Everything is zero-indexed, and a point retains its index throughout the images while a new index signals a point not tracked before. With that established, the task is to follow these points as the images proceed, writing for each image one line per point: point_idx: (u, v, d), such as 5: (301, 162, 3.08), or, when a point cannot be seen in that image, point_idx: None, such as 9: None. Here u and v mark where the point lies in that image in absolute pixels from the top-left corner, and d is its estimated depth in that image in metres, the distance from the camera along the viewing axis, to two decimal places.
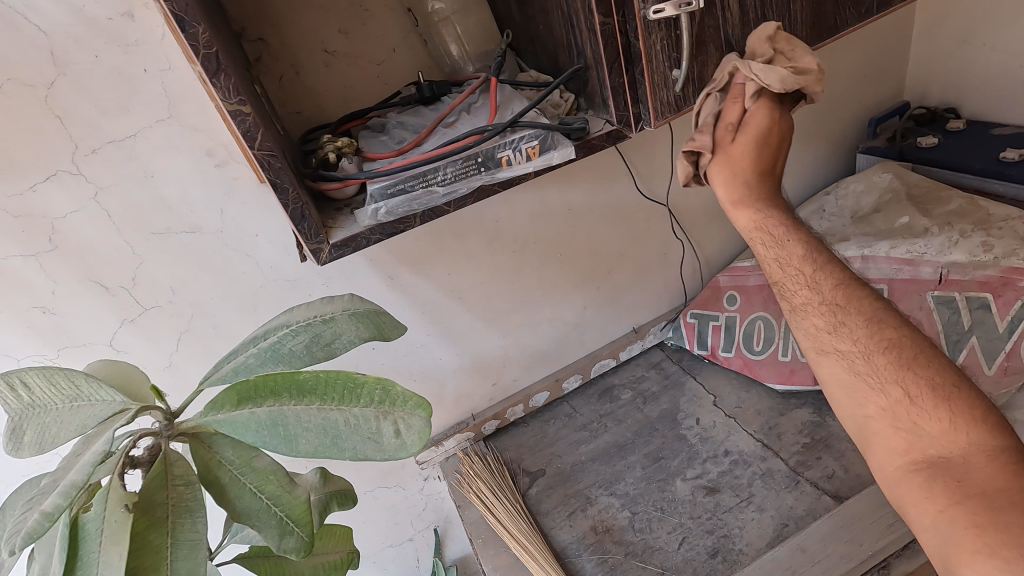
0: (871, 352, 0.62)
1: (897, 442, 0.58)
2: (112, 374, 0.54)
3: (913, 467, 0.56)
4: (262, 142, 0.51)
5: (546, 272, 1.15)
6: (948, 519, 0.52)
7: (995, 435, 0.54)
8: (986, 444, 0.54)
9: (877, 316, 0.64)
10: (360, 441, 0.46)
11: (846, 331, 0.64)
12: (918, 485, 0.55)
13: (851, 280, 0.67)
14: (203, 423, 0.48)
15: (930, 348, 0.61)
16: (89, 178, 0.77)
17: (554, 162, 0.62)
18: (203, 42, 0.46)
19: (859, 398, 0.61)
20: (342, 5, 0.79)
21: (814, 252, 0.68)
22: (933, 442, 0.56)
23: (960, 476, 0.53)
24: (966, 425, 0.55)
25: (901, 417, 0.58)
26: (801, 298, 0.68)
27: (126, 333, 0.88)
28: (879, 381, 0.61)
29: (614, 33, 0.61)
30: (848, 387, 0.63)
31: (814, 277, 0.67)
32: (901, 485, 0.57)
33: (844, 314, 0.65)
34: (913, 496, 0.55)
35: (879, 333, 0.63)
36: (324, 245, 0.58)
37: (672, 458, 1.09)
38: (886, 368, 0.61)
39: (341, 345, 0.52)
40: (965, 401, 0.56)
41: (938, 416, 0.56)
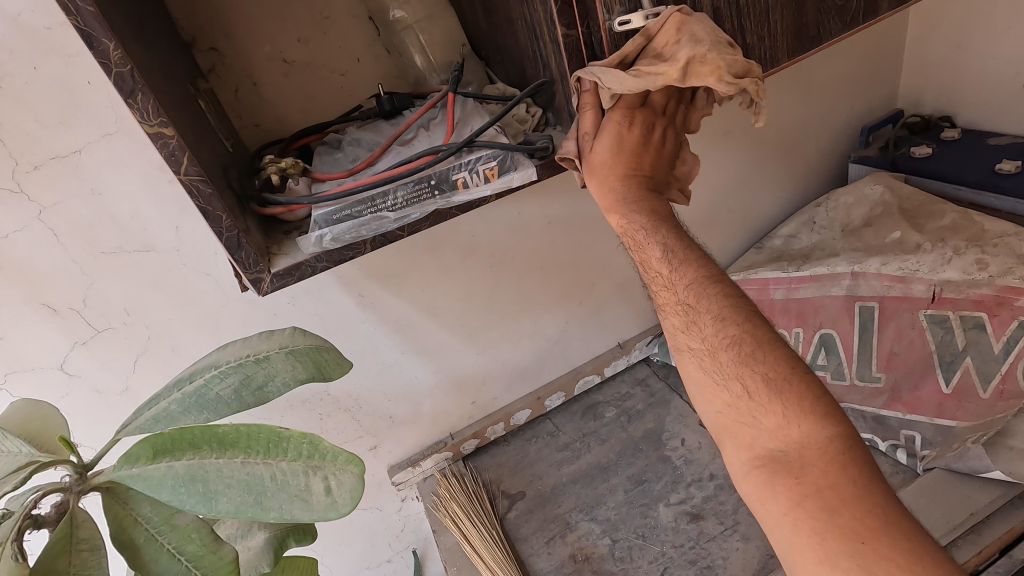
0: (716, 350, 0.60)
1: (743, 438, 0.56)
2: (27, 421, 0.50)
3: (756, 463, 0.54)
4: (188, 168, 0.47)
5: (525, 287, 1.11)
6: (790, 520, 0.50)
7: (826, 426, 0.52)
8: (819, 438, 0.52)
9: (724, 311, 0.60)
10: (287, 499, 0.42)
11: (696, 329, 0.62)
12: (766, 480, 0.53)
13: (705, 272, 0.63)
14: (115, 478, 0.43)
15: (771, 336, 0.58)
16: (32, 196, 0.73)
17: (514, 184, 0.58)
18: (115, 60, 0.42)
19: (709, 396, 0.60)
20: (300, 12, 0.74)
21: (673, 248, 0.63)
22: (772, 437, 0.54)
23: (798, 473, 0.51)
24: (799, 418, 0.53)
25: (743, 413, 0.57)
26: (662, 296, 0.65)
27: (78, 355, 0.84)
28: (722, 377, 0.59)
29: (578, 46, 0.56)
30: (701, 383, 0.61)
31: (672, 275, 0.64)
32: (748, 478, 0.55)
33: (694, 312, 0.62)
34: (760, 492, 0.53)
35: (725, 330, 0.60)
36: (264, 275, 0.54)
37: (656, 482, 1.05)
38: (728, 366, 0.58)
39: (274, 388, 0.47)
40: (798, 393, 0.54)
41: (774, 410, 0.54)
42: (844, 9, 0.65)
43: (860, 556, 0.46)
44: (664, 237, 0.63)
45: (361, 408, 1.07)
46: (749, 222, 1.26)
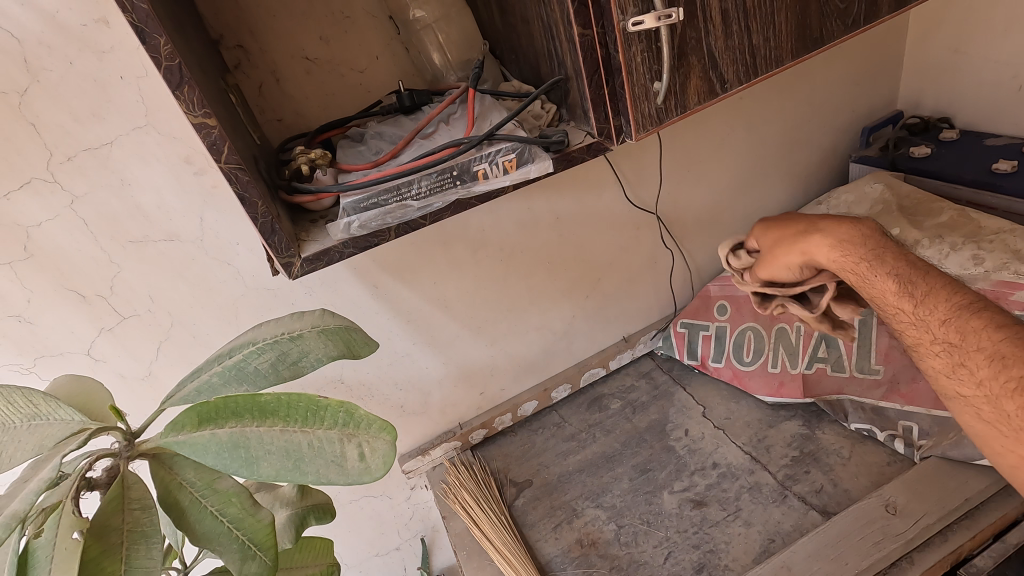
0: (999, 397, 0.58)
1: None
2: (74, 395, 0.54)
3: None
4: (228, 156, 0.50)
5: (533, 281, 1.14)
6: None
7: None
8: None
9: (1003, 351, 0.58)
10: (324, 464, 0.44)
11: (968, 371, 0.60)
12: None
13: (965, 306, 0.62)
14: (163, 444, 0.46)
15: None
16: (65, 186, 0.76)
17: (531, 175, 0.62)
18: (164, 54, 0.45)
19: (998, 445, 0.58)
20: (322, 12, 0.78)
21: (913, 282, 0.65)
22: None
23: None
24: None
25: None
26: (915, 333, 0.65)
27: (104, 341, 0.87)
28: (1012, 427, 0.56)
29: (593, 45, 0.60)
30: (988, 429, 0.59)
31: (919, 311, 0.65)
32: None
33: (962, 351, 0.61)
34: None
35: (1006, 373, 0.57)
36: (295, 259, 0.56)
37: (660, 470, 1.08)
38: (1018, 416, 0.56)
39: (309, 363, 0.50)
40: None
41: None
42: (847, 12, 0.68)
43: None
44: (898, 271, 0.66)
45: (373, 397, 1.09)
46: (750, 220, 1.30)
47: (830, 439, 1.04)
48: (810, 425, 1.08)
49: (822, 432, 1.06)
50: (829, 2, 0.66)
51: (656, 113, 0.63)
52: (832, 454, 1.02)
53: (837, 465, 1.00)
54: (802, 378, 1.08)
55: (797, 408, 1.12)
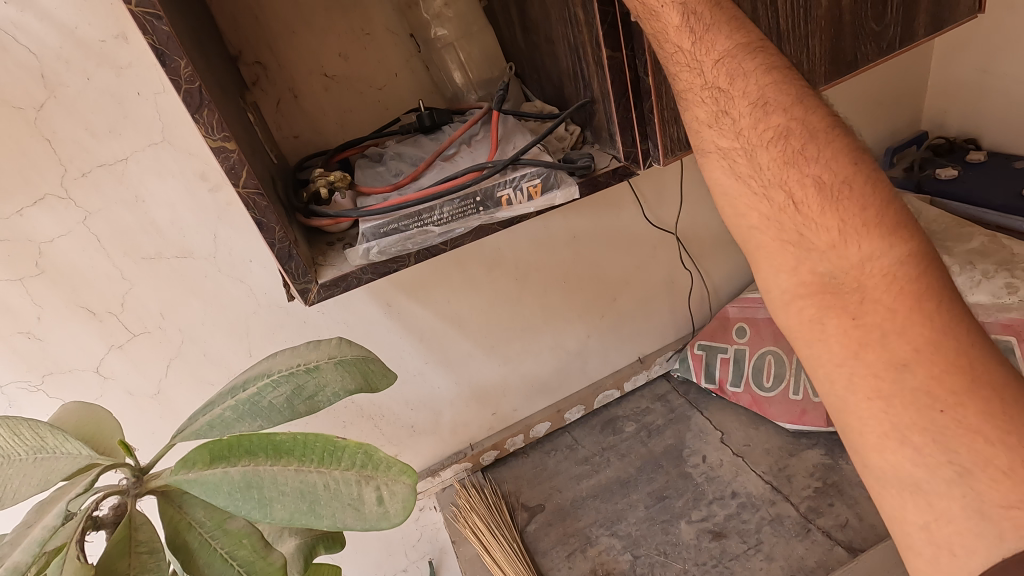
0: (754, 147, 0.51)
1: (785, 260, 0.50)
2: (83, 424, 0.52)
3: (807, 293, 0.49)
4: (247, 180, 0.49)
5: (548, 300, 1.12)
6: (849, 377, 0.46)
7: (892, 241, 0.46)
8: (883, 258, 0.46)
9: (765, 95, 0.51)
10: (340, 508, 0.42)
11: (730, 121, 0.53)
12: (867, 309, 0.46)
13: (741, 42, 0.53)
14: (173, 482, 0.44)
15: (826, 125, 0.50)
16: (79, 203, 0.75)
17: (557, 201, 0.60)
18: (184, 77, 0.44)
19: (742, 207, 0.52)
20: (342, 27, 0.76)
21: (697, 14, 0.52)
22: (826, 257, 0.48)
23: (854, 313, 0.46)
24: (859, 235, 0.47)
25: (787, 228, 0.50)
26: (687, 80, 0.54)
27: (114, 359, 0.86)
28: (762, 183, 0.51)
29: (622, 68, 0.58)
30: (730, 192, 0.54)
31: (697, 49, 0.53)
32: (831, 321, 0.47)
33: (727, 97, 0.53)
34: (854, 343, 0.46)
35: (767, 119, 0.51)
36: (311, 285, 0.55)
37: (677, 498, 1.05)
38: (771, 167, 0.50)
39: (325, 398, 0.48)
40: (893, 218, 0.47)
41: (826, 223, 0.48)
42: (881, 32, 0.66)
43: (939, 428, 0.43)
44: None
45: (383, 416, 1.07)
46: None
47: (854, 470, 1.01)
48: (834, 455, 1.05)
49: (846, 462, 1.03)
50: (864, 24, 0.64)
51: (686, 137, 0.61)
52: (856, 486, 0.99)
53: (863, 499, 0.97)
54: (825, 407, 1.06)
55: (819, 436, 1.08)
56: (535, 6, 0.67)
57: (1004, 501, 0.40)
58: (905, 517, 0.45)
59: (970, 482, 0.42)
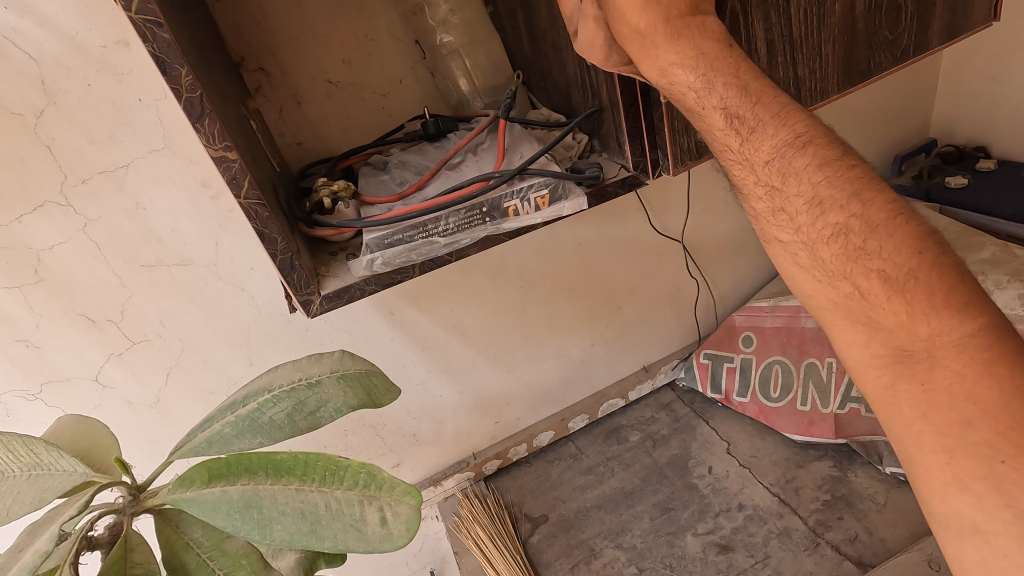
0: (814, 242, 0.47)
1: (856, 337, 0.45)
2: (79, 439, 0.51)
3: (880, 362, 0.44)
4: (248, 191, 0.48)
5: (553, 308, 1.10)
6: (917, 436, 0.41)
7: (963, 321, 0.41)
8: (954, 336, 0.41)
9: (821, 191, 0.46)
10: (342, 528, 0.41)
11: (786, 217, 0.49)
12: (933, 371, 0.41)
13: (792, 135, 0.49)
14: (169, 501, 0.42)
15: (889, 212, 0.45)
16: (78, 210, 0.74)
17: (564, 212, 0.58)
18: (185, 85, 0.43)
19: (808, 290, 0.48)
20: (346, 34, 0.75)
21: (741, 114, 0.49)
22: (897, 333, 0.43)
23: (924, 378, 0.41)
24: (928, 317, 0.41)
25: (853, 316, 0.45)
26: (739, 174, 0.52)
27: (112, 367, 0.84)
28: (825, 273, 0.46)
29: (631, 76, 0.57)
30: (797, 280, 0.49)
31: (746, 148, 0.50)
32: (891, 377, 0.43)
33: (783, 196, 0.48)
34: (918, 400, 0.41)
35: (824, 216, 0.46)
36: (314, 296, 0.53)
37: (682, 510, 1.03)
38: (832, 261, 0.46)
39: (327, 414, 0.47)
40: (966, 298, 0.41)
41: (894, 311, 0.43)
42: (895, 42, 0.65)
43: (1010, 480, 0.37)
44: (728, 101, 0.50)
45: (384, 425, 1.06)
46: None
47: (862, 483, 1.00)
48: (842, 466, 1.03)
49: (854, 475, 1.01)
50: (877, 32, 0.63)
51: (695, 146, 0.60)
52: (865, 500, 0.97)
53: (872, 512, 0.95)
54: (833, 419, 1.05)
55: (827, 448, 1.07)
56: (542, 14, 0.66)
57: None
58: (969, 568, 0.39)
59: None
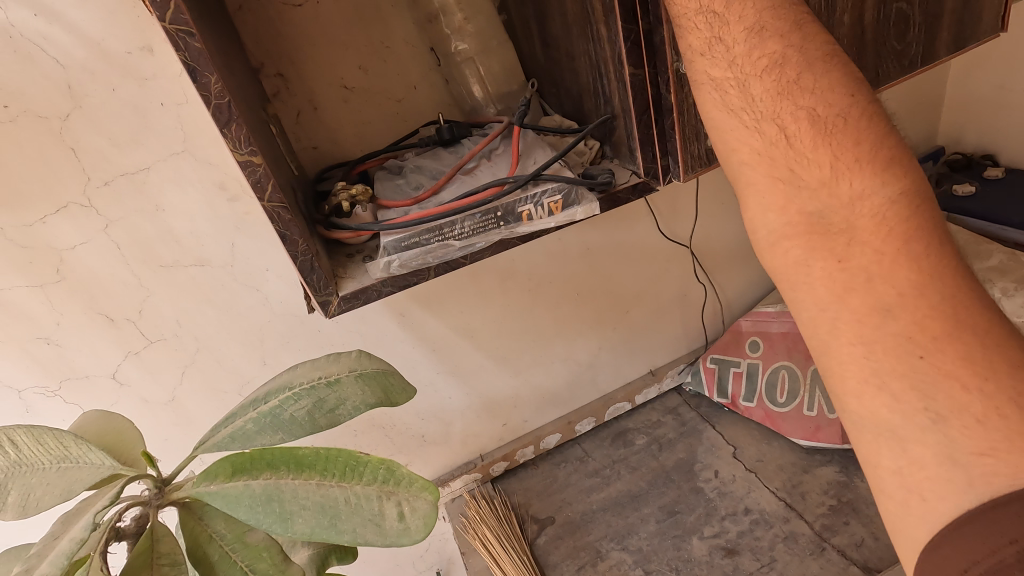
0: (748, 77, 0.51)
1: (775, 196, 0.50)
2: (104, 434, 0.53)
3: (796, 228, 0.49)
4: (272, 195, 0.49)
5: (561, 312, 1.12)
6: (833, 322, 0.47)
7: (882, 175, 0.47)
8: (871, 187, 0.47)
9: (762, 23, 0.51)
10: (361, 523, 0.42)
11: (723, 49, 0.52)
12: (854, 252, 0.47)
13: None
14: (194, 495, 0.44)
15: (822, 54, 0.51)
16: (100, 211, 0.75)
17: (577, 217, 0.60)
18: (214, 92, 0.44)
19: (731, 138, 0.53)
20: (362, 41, 0.77)
21: None
22: (813, 196, 0.49)
23: (841, 253, 0.47)
24: (850, 170, 0.48)
25: (777, 161, 0.50)
26: (680, 5, 0.53)
27: (129, 366, 0.86)
28: (754, 115, 0.51)
29: (644, 85, 0.58)
30: (721, 125, 0.54)
31: None
32: (816, 260, 0.48)
33: (722, 24, 0.52)
34: (839, 287, 0.47)
35: (763, 46, 0.51)
36: (332, 297, 0.55)
37: (688, 513, 1.04)
38: (763, 97, 0.51)
39: (346, 412, 0.48)
40: (888, 154, 0.48)
41: (817, 157, 0.49)
42: (904, 51, 0.66)
43: (921, 376, 0.43)
44: None
45: (394, 426, 1.07)
46: None
47: (868, 488, 1.00)
48: (848, 472, 1.04)
49: (860, 480, 1.02)
50: (886, 43, 0.64)
51: (706, 154, 0.61)
52: (871, 505, 0.98)
53: (879, 517, 0.96)
54: (840, 424, 1.05)
55: (833, 453, 1.08)
56: (556, 22, 0.68)
57: (977, 448, 0.40)
58: (881, 470, 0.45)
59: (945, 430, 0.42)
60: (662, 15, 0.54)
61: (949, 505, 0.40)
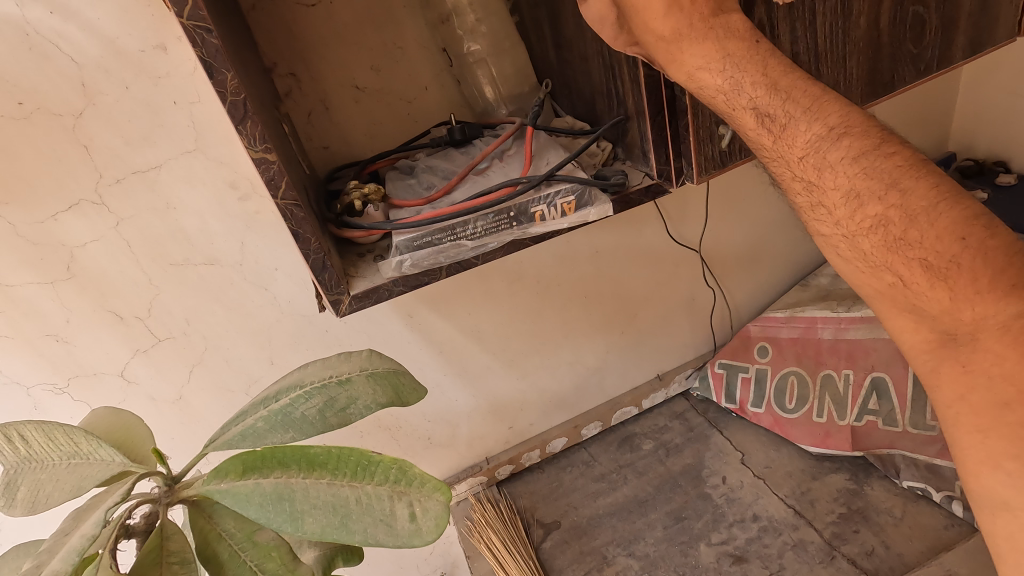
0: (854, 235, 0.47)
1: (905, 329, 0.46)
2: (115, 430, 0.52)
3: (926, 353, 0.45)
4: (285, 192, 0.49)
5: (569, 315, 1.11)
6: (956, 416, 0.43)
7: (1011, 305, 0.40)
8: (1003, 321, 0.40)
9: (855, 182, 0.47)
10: (371, 523, 0.42)
11: (825, 211, 0.49)
12: (977, 356, 0.41)
13: (827, 124, 0.49)
14: (202, 493, 0.44)
15: (928, 200, 0.44)
16: (112, 209, 0.75)
17: (590, 218, 0.59)
18: (230, 89, 0.44)
19: (860, 285, 0.49)
20: (374, 41, 0.77)
21: (770, 111, 0.51)
22: (944, 323, 0.43)
23: (966, 363, 0.42)
24: (974, 303, 0.41)
25: (899, 304, 0.45)
26: (779, 170, 0.53)
27: (137, 364, 0.86)
28: (868, 265, 0.47)
29: (658, 86, 0.58)
30: (847, 272, 0.50)
31: (781, 143, 0.51)
32: (939, 359, 0.44)
33: (817, 188, 0.49)
34: (961, 383, 0.42)
35: (861, 207, 0.46)
36: (343, 296, 0.55)
37: (696, 520, 1.03)
38: (872, 252, 0.46)
39: (357, 410, 0.48)
40: (1014, 280, 0.40)
41: (936, 299, 0.43)
42: (919, 55, 0.65)
43: None
44: (757, 99, 0.51)
45: (400, 427, 1.07)
46: (791, 260, 1.26)
47: (879, 496, 0.99)
48: (858, 479, 1.03)
49: (871, 488, 1.01)
50: (902, 46, 0.64)
51: (719, 156, 0.60)
52: (882, 513, 0.97)
53: (889, 526, 0.95)
54: (850, 431, 1.04)
55: (843, 460, 1.07)
56: (569, 24, 0.68)
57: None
58: (997, 540, 0.41)
59: None
60: None
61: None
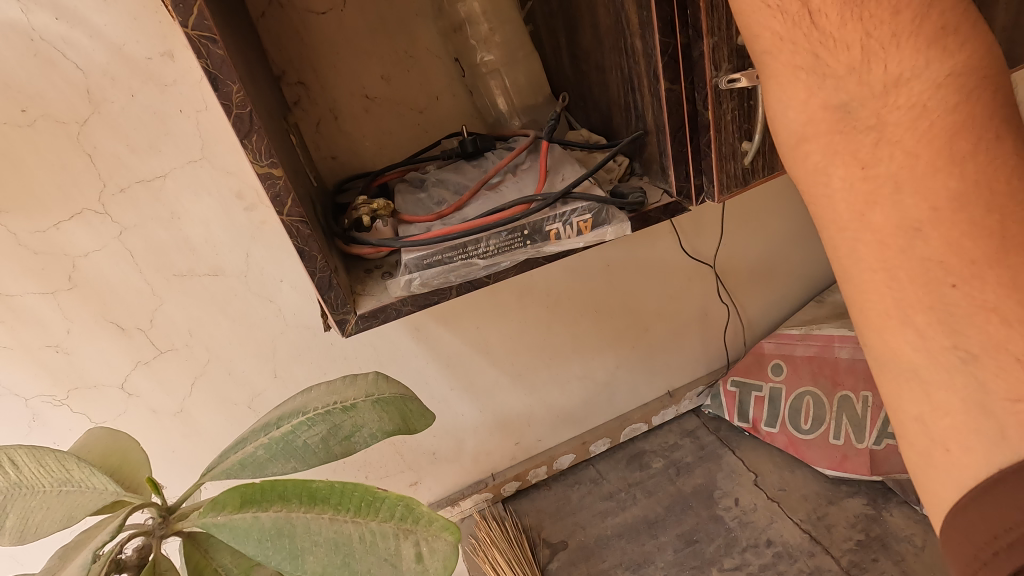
0: None
1: (796, 90, 0.42)
2: (108, 452, 0.50)
3: (818, 125, 0.42)
4: (291, 208, 0.47)
5: (579, 329, 1.09)
6: (856, 247, 0.42)
7: (929, 60, 0.38)
8: (914, 76, 0.38)
9: None
10: (377, 562, 0.40)
11: None
12: (881, 154, 0.40)
13: None
14: (200, 526, 0.41)
15: None
16: (115, 218, 0.74)
17: (607, 237, 0.57)
18: (236, 101, 0.42)
19: (751, 24, 0.42)
20: (386, 50, 0.75)
21: None
22: (843, 84, 0.40)
23: (867, 157, 0.40)
24: (888, 52, 0.39)
25: (801, 48, 0.41)
26: None
27: (138, 375, 0.84)
28: None
29: (679, 101, 0.55)
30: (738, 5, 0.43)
31: None
32: (836, 160, 0.42)
33: None
34: (860, 196, 0.41)
35: None
36: (349, 316, 0.52)
37: (708, 543, 1.00)
38: None
39: (361, 439, 0.46)
40: (940, 21, 0.38)
41: (849, 38, 0.39)
42: None
43: (946, 307, 0.37)
44: None
45: (405, 442, 1.04)
46: (806, 276, 1.23)
47: (898, 523, 0.97)
48: (876, 505, 1.00)
49: (890, 514, 0.98)
50: None
51: (743, 174, 0.58)
52: (902, 541, 0.94)
53: (910, 555, 0.92)
54: (868, 455, 1.01)
55: (860, 484, 1.04)
56: (588, 35, 0.66)
57: (1011, 394, 0.34)
58: (902, 415, 0.41)
59: None
60: (702, 28, 0.50)
61: (973, 461, 0.35)
